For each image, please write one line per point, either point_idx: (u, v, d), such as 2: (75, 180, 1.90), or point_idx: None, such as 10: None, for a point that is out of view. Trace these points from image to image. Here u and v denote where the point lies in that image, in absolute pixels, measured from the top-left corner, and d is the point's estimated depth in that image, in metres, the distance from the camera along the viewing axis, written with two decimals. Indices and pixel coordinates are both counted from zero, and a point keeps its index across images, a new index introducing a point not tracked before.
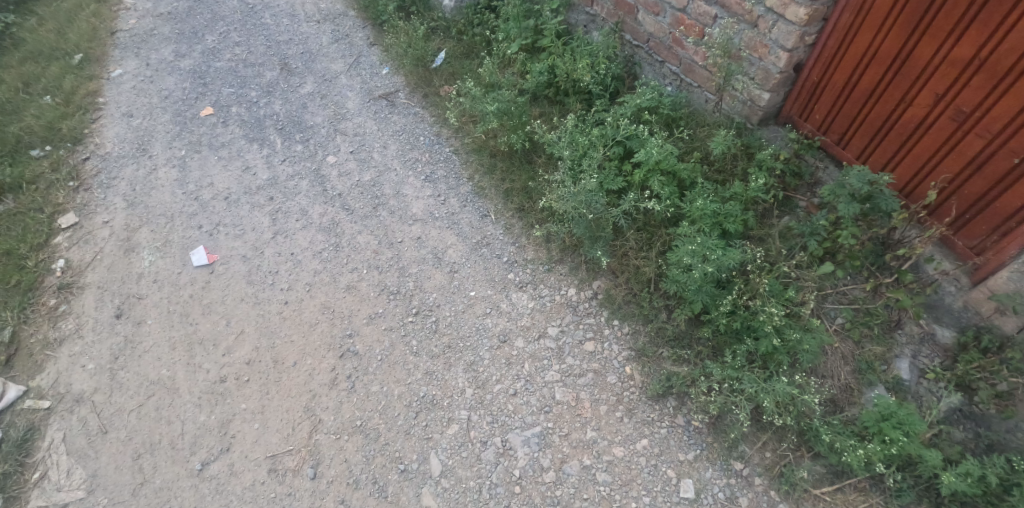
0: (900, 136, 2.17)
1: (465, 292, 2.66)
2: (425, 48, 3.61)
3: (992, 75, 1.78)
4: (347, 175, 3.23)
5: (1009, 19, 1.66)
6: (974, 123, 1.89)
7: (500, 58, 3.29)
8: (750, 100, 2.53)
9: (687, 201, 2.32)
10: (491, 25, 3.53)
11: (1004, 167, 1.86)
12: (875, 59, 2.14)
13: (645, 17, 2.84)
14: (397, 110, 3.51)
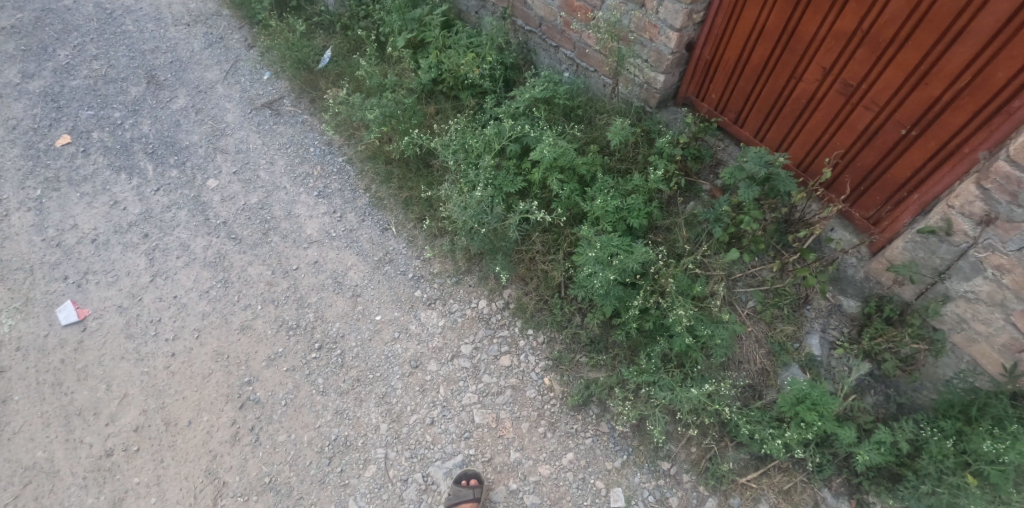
0: (792, 113, 2.14)
1: (371, 318, 2.44)
2: (307, 48, 3.29)
3: (876, 46, 1.80)
4: (231, 199, 2.90)
5: None
6: (862, 96, 1.92)
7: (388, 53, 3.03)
8: (646, 83, 2.42)
9: (589, 198, 2.19)
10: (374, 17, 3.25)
11: (892, 139, 1.92)
12: (762, 35, 2.08)
13: (534, 0, 2.66)
14: (282, 120, 3.18)
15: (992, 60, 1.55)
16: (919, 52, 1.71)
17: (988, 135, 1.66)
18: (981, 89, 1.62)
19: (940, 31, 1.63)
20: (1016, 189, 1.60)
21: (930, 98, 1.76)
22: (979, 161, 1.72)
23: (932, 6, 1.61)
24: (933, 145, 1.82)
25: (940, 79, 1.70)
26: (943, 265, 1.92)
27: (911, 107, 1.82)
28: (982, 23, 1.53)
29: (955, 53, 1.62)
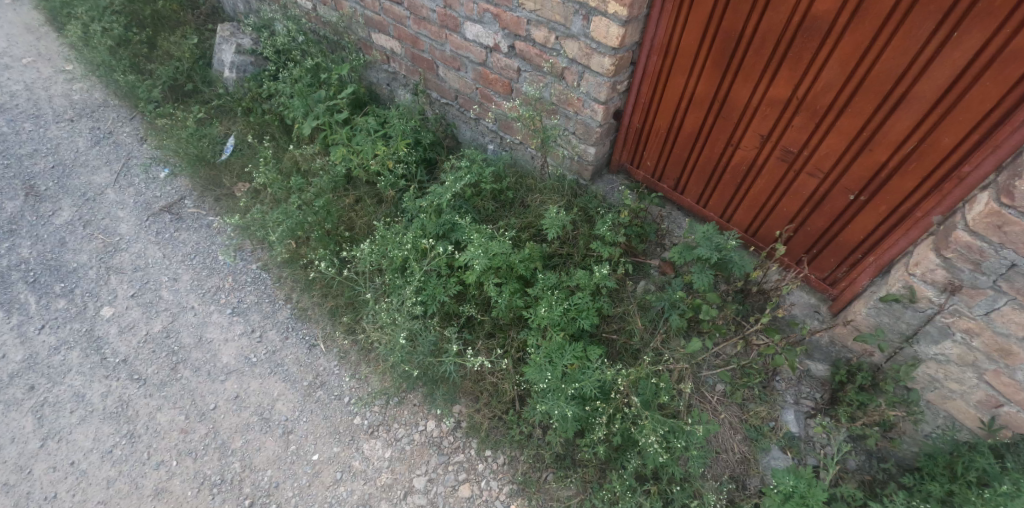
0: (733, 180, 2.01)
1: (308, 460, 2.08)
2: (208, 138, 2.98)
3: (813, 113, 1.71)
4: (130, 330, 2.51)
5: (823, 55, 1.60)
6: (805, 163, 1.81)
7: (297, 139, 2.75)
8: (576, 156, 2.23)
9: (533, 299, 1.96)
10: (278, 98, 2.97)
11: (840, 204, 1.82)
12: (693, 102, 1.94)
13: (447, 73, 2.48)
14: (185, 225, 2.82)
15: (936, 127, 1.50)
16: (859, 118, 1.63)
17: (940, 200, 1.60)
18: (928, 154, 1.56)
19: (879, 98, 1.56)
20: (978, 257, 1.53)
21: (875, 164, 1.68)
22: (932, 226, 1.65)
23: (870, 72, 1.54)
24: (883, 209, 1.74)
25: (884, 145, 1.63)
26: (909, 330, 1.82)
27: (857, 173, 1.73)
28: (922, 89, 1.48)
29: (898, 119, 1.56)
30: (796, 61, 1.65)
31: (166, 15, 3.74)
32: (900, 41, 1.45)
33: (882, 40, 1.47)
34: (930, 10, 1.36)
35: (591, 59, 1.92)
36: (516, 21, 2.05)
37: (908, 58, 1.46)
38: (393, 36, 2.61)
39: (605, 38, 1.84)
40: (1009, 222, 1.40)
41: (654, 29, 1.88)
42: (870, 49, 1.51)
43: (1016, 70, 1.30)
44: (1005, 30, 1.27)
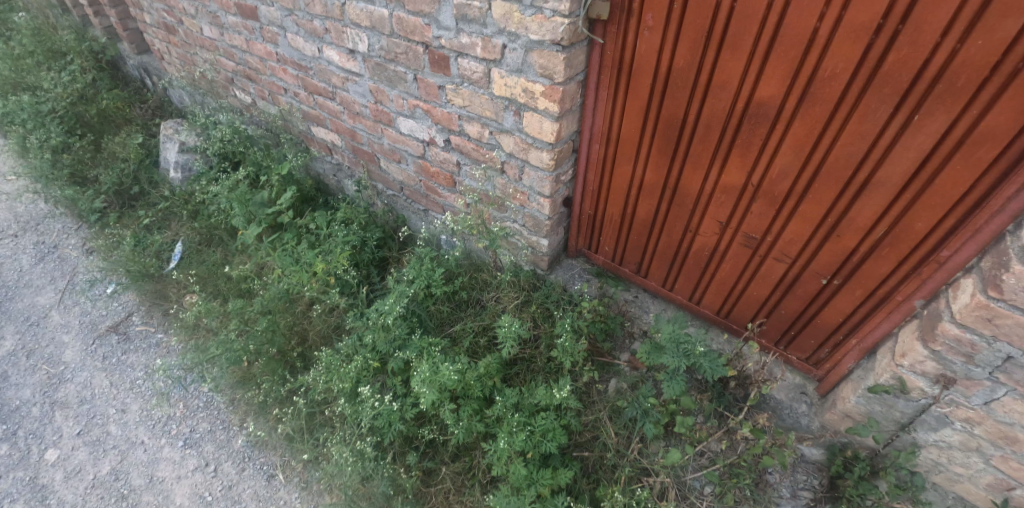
0: (696, 265, 1.84)
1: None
2: (158, 243, 2.91)
3: (772, 200, 1.53)
4: (77, 473, 2.26)
5: (773, 142, 1.42)
6: (770, 248, 1.64)
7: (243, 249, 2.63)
8: (531, 248, 2.08)
9: (493, 421, 1.81)
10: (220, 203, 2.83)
11: (813, 288, 1.66)
12: (643, 190, 1.77)
13: (389, 165, 2.34)
14: (133, 346, 2.66)
15: (906, 213, 1.35)
16: (822, 204, 1.46)
17: (920, 283, 1.45)
18: (901, 239, 1.41)
19: (841, 184, 1.40)
20: (970, 350, 1.37)
21: (845, 249, 1.51)
22: (915, 309, 1.50)
23: (827, 158, 1.38)
24: (860, 292, 1.59)
25: (852, 230, 1.46)
26: (904, 417, 1.65)
27: (827, 258, 1.56)
28: (887, 174, 1.32)
29: (864, 206, 1.40)
30: (746, 148, 1.47)
31: (111, 115, 3.62)
32: (856, 126, 1.29)
33: (836, 125, 1.31)
34: (884, 94, 1.21)
35: (529, 155, 1.74)
36: (447, 116, 1.88)
37: (867, 143, 1.29)
38: (332, 129, 2.48)
39: (541, 134, 1.66)
40: (1000, 315, 1.25)
41: (592, 119, 1.71)
42: (823, 135, 1.34)
43: (989, 153, 1.16)
44: (971, 113, 1.14)
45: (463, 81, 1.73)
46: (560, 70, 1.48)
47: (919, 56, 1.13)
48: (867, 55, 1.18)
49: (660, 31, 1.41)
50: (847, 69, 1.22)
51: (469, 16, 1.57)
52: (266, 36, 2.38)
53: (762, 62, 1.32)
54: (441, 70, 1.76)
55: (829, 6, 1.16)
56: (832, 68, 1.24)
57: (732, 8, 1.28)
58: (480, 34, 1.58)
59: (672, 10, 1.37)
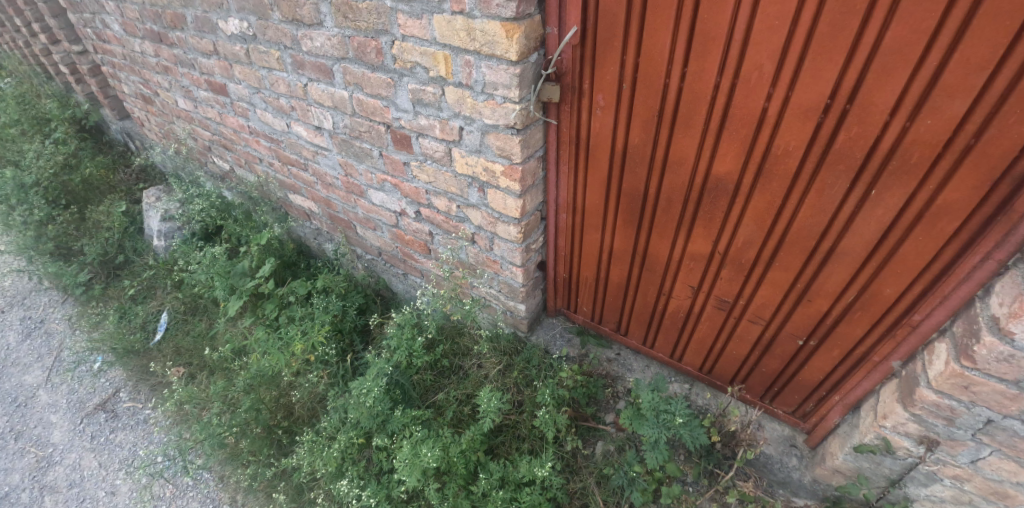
0: (673, 324, 1.82)
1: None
2: (144, 313, 2.92)
3: (740, 267, 1.48)
4: None
5: (735, 216, 1.36)
6: (743, 311, 1.61)
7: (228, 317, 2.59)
8: (509, 311, 2.08)
9: (479, 498, 1.74)
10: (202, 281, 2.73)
11: (791, 347, 1.64)
12: (613, 257, 1.72)
13: (366, 232, 2.34)
14: (120, 423, 2.64)
15: (874, 280, 1.31)
16: (789, 271, 1.42)
17: (895, 345, 1.42)
18: (871, 303, 1.37)
19: (806, 253, 1.35)
20: (950, 413, 1.31)
21: (818, 313, 1.48)
22: (893, 370, 1.47)
23: (789, 230, 1.32)
24: (837, 352, 1.56)
25: (822, 295, 1.42)
26: (894, 473, 1.57)
27: (800, 321, 1.53)
28: (851, 244, 1.27)
29: (831, 275, 1.36)
30: (708, 220, 1.40)
31: (95, 182, 3.65)
32: (815, 200, 1.22)
33: (795, 200, 1.25)
34: (838, 170, 1.15)
35: (497, 227, 1.70)
36: (415, 190, 1.86)
37: (827, 216, 1.24)
38: (308, 197, 2.48)
39: (505, 209, 1.62)
40: (976, 382, 1.19)
41: (555, 192, 1.64)
42: (783, 209, 1.28)
43: (950, 224, 1.11)
44: (927, 188, 1.09)
45: (426, 159, 1.70)
46: (517, 151, 1.42)
47: (869, 135, 1.06)
48: (819, 134, 1.11)
49: (612, 109, 1.32)
50: (800, 147, 1.15)
51: (424, 100, 1.53)
52: (237, 110, 2.37)
53: (715, 140, 1.23)
54: (404, 148, 1.73)
55: (775, 87, 1.08)
56: (784, 146, 1.16)
57: (678, 89, 1.19)
58: (437, 117, 1.54)
59: (622, 91, 1.28)
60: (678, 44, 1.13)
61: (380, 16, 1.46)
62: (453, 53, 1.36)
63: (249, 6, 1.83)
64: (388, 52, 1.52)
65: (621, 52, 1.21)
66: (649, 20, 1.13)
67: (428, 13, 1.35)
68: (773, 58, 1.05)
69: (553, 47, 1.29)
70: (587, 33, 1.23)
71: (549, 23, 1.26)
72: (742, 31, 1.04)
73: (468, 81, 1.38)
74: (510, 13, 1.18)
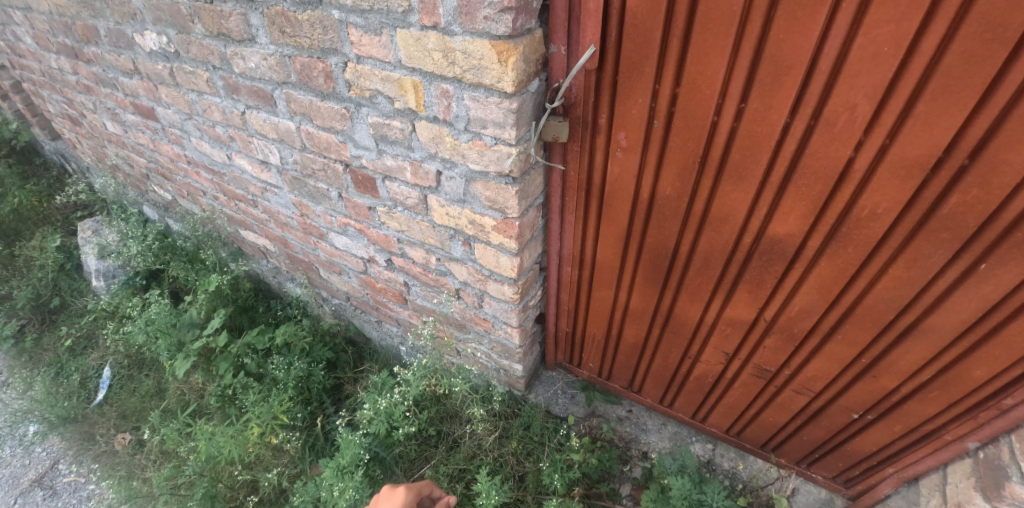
0: (699, 387, 1.54)
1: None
2: (86, 366, 2.54)
3: (790, 336, 1.21)
4: None
5: (790, 282, 1.08)
6: (788, 381, 1.34)
7: (184, 382, 2.28)
8: (503, 369, 1.77)
9: None
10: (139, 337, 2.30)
11: (842, 420, 1.36)
12: (627, 316, 1.43)
13: (331, 275, 2.00)
14: (59, 503, 2.20)
15: (960, 360, 1.04)
16: (854, 345, 1.14)
17: (974, 424, 1.15)
18: (953, 383, 1.10)
19: (877, 328, 1.08)
20: None
21: (883, 389, 1.21)
22: (967, 450, 1.20)
23: (859, 302, 1.05)
24: (899, 427, 1.29)
25: (891, 372, 1.16)
26: None
27: (859, 395, 1.26)
28: (939, 321, 1.00)
29: (906, 352, 1.09)
30: (755, 285, 1.12)
31: (26, 213, 3.21)
32: (903, 270, 0.95)
33: (874, 269, 0.97)
34: (941, 238, 0.86)
35: (488, 286, 1.39)
36: (385, 238, 1.52)
37: (915, 288, 0.96)
38: (261, 234, 2.13)
39: (498, 267, 1.30)
40: None
41: (558, 243, 1.33)
42: (857, 278, 1.00)
43: None
44: None
45: (396, 205, 1.37)
46: (512, 205, 1.10)
47: (992, 200, 0.77)
48: (922, 195, 0.82)
49: (637, 152, 1.01)
50: (894, 209, 0.86)
51: (390, 137, 1.19)
52: (171, 138, 1.99)
53: (776, 195, 0.94)
54: (368, 192, 1.40)
55: (870, 133, 0.79)
56: (870, 207, 0.88)
57: (732, 131, 0.89)
58: (407, 157, 1.20)
59: (652, 130, 0.96)
60: (737, 73, 0.82)
61: (326, 30, 1.10)
62: (425, 79, 1.01)
63: (166, 17, 1.46)
64: (339, 77, 1.17)
65: (653, 81, 0.90)
66: (696, 40, 0.81)
67: (389, 27, 1.00)
68: (873, 96, 0.75)
69: (559, 71, 0.96)
70: (607, 54, 0.91)
71: (553, 40, 0.93)
72: (832, 59, 0.74)
73: (446, 116, 1.04)
74: (503, 29, 0.85)
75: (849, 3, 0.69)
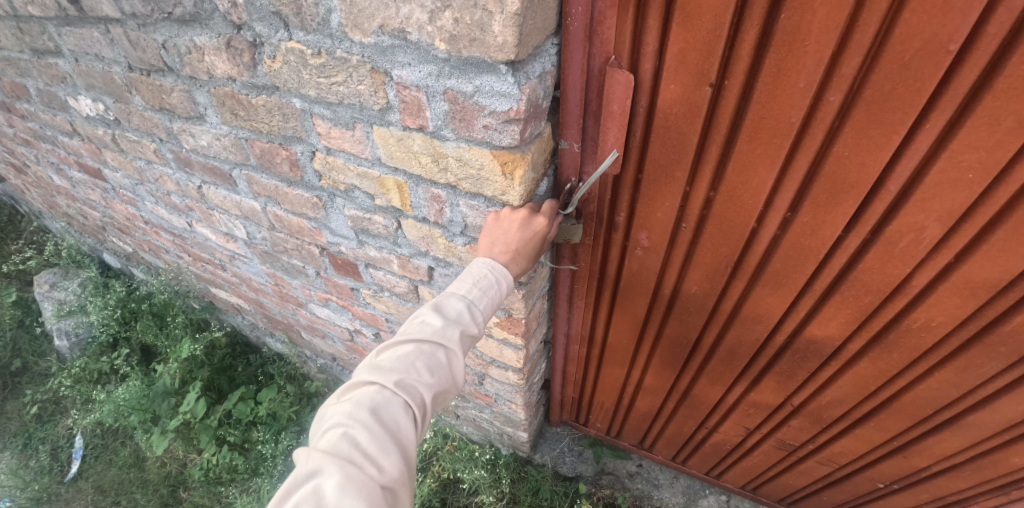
0: (715, 451, 1.44)
1: (356, 420, 0.63)
2: (54, 435, 2.32)
3: (818, 419, 1.11)
4: None
5: (824, 377, 0.99)
6: (813, 453, 1.25)
7: (167, 454, 2.06)
8: (506, 434, 1.65)
9: None
10: (104, 412, 2.04)
11: (867, 487, 1.26)
12: (639, 388, 1.33)
13: (313, 338, 1.85)
14: None
15: (1000, 450, 0.94)
16: (886, 430, 1.05)
17: (1004, 500, 1.05)
18: (989, 465, 1.00)
19: (914, 419, 0.98)
20: None
21: (913, 467, 1.11)
22: None
23: (898, 396, 0.95)
24: (926, 496, 1.18)
25: (925, 455, 1.06)
26: None
27: (888, 469, 1.16)
28: (983, 418, 0.89)
29: (941, 440, 0.99)
30: (786, 377, 1.02)
31: None
32: (951, 375, 0.84)
33: (918, 371, 0.87)
34: (998, 351, 0.76)
35: (491, 369, 1.29)
36: (372, 316, 1.38)
37: (960, 391, 0.86)
38: (233, 294, 1.96)
39: (501, 356, 1.21)
40: None
41: (565, 324, 1.22)
42: (898, 378, 0.91)
43: None
44: None
45: (382, 290, 1.22)
46: (519, 307, 1.00)
47: None
48: (983, 313, 0.72)
49: (660, 251, 0.90)
50: (950, 323, 0.76)
51: (372, 230, 1.05)
52: (123, 198, 1.80)
53: (818, 302, 0.84)
54: (349, 275, 1.25)
55: (935, 254, 0.68)
56: (924, 319, 0.77)
57: (775, 240, 0.78)
58: (394, 251, 1.07)
59: (680, 233, 0.85)
60: (787, 185, 0.70)
61: (286, 118, 0.93)
62: (411, 180, 0.88)
63: (99, 84, 1.26)
64: (307, 166, 1.01)
65: (685, 185, 0.78)
66: (740, 149, 0.69)
67: (362, 123, 0.84)
68: (947, 220, 0.64)
69: (571, 168, 0.83)
70: (630, 153, 0.78)
71: (564, 136, 0.79)
72: (903, 181, 0.62)
73: (439, 219, 0.91)
74: (508, 140, 0.71)
75: (932, 125, 0.57)
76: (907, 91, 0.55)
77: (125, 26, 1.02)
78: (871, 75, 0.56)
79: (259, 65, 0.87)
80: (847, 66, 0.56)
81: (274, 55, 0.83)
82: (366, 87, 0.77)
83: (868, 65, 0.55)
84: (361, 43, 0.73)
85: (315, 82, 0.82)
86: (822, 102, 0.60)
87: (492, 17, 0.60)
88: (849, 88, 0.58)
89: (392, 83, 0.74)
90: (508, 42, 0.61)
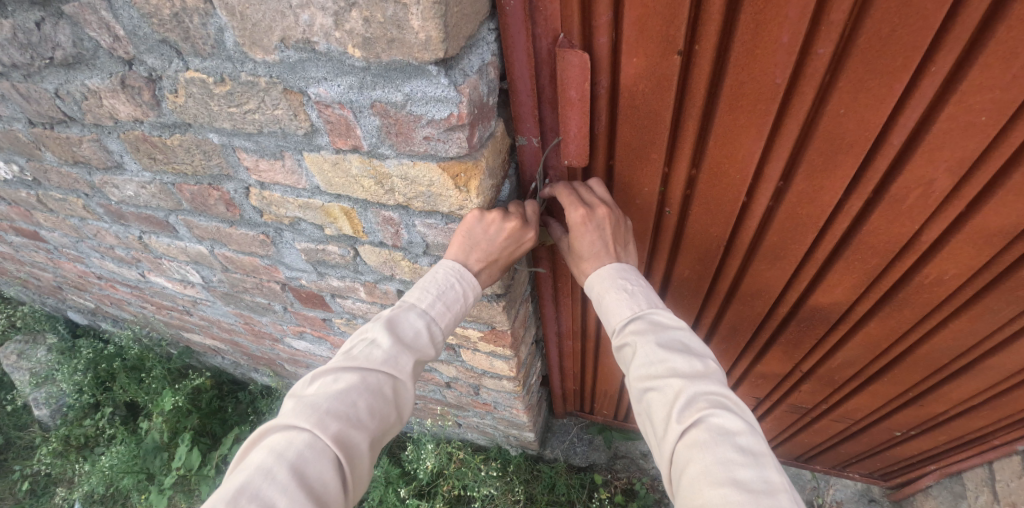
0: None
1: (274, 479, 0.53)
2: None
3: (830, 381, 1.07)
4: None
5: (833, 341, 0.94)
6: (826, 412, 1.21)
7: None
8: (512, 436, 1.60)
9: None
10: (93, 480, 1.94)
11: (883, 435, 1.23)
12: None
13: (298, 369, 1.76)
14: None
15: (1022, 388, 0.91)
16: (901, 383, 1.01)
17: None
18: (1010, 404, 0.96)
19: (930, 369, 0.93)
20: None
21: (930, 413, 1.07)
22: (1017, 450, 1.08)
23: (912, 350, 0.90)
24: (944, 437, 1.15)
25: (941, 401, 1.02)
26: None
27: (904, 418, 1.13)
28: (1003, 361, 0.85)
29: (960, 386, 0.95)
30: (793, 345, 0.98)
31: None
32: (966, 324, 0.79)
33: (931, 324, 0.82)
34: (1017, 295, 0.71)
35: (484, 378, 1.23)
36: None
37: (977, 337, 0.82)
38: (206, 336, 1.86)
39: (491, 367, 1.14)
40: None
41: (553, 322, 1.15)
42: (911, 333, 0.86)
43: None
44: None
45: (354, 317, 1.14)
46: (501, 319, 0.93)
47: None
48: (999, 260, 0.66)
49: (646, 239, 0.83)
50: (963, 275, 0.70)
51: (328, 260, 0.97)
52: (68, 257, 1.67)
53: (821, 269, 0.78)
54: (317, 306, 1.17)
55: (943, 207, 0.62)
56: (935, 274, 0.72)
57: (769, 211, 0.72)
58: (357, 279, 0.99)
59: (665, 217, 0.79)
60: (777, 153, 0.64)
61: (209, 156, 0.84)
62: (357, 205, 0.79)
63: (6, 144, 1.14)
64: (244, 204, 0.91)
65: (663, 166, 0.71)
66: (722, 120, 0.62)
67: (290, 150, 0.75)
68: (957, 170, 0.57)
69: (533, 164, 0.75)
70: (597, 141, 0.70)
71: (520, 131, 0.71)
72: (906, 132, 0.56)
73: (396, 242, 0.83)
74: (456, 149, 0.63)
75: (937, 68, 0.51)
76: (904, 32, 0.48)
77: (11, 78, 0.90)
78: (864, 17, 0.49)
79: (164, 102, 0.77)
80: (836, 12, 0.49)
81: (175, 89, 0.73)
82: (284, 111, 0.68)
83: (861, 7, 0.48)
84: (266, 63, 0.63)
85: (226, 114, 0.72)
86: (809, 56, 0.53)
87: (409, 10, 0.51)
88: (841, 37, 0.51)
89: (312, 103, 0.65)
90: (432, 37, 0.52)
